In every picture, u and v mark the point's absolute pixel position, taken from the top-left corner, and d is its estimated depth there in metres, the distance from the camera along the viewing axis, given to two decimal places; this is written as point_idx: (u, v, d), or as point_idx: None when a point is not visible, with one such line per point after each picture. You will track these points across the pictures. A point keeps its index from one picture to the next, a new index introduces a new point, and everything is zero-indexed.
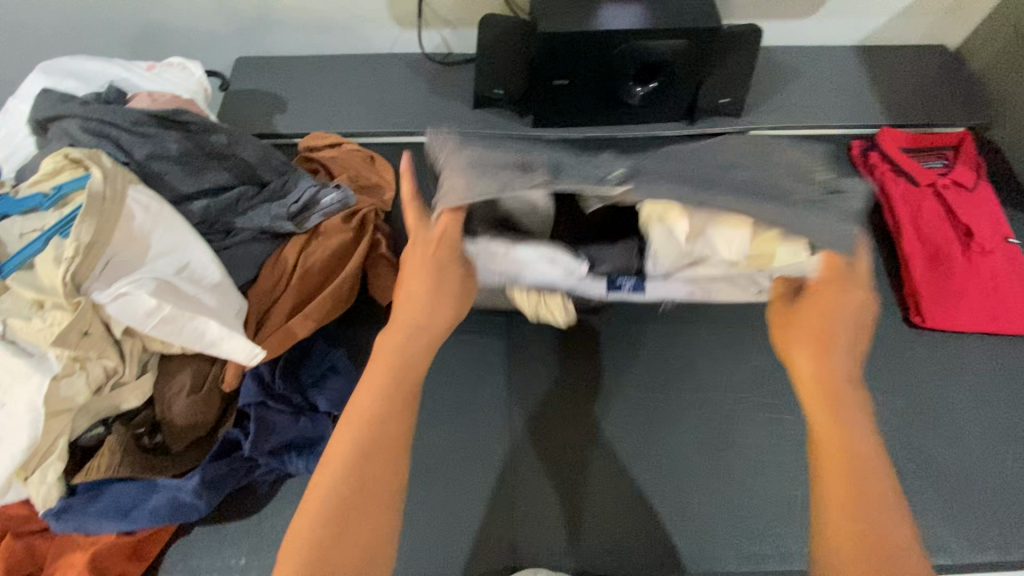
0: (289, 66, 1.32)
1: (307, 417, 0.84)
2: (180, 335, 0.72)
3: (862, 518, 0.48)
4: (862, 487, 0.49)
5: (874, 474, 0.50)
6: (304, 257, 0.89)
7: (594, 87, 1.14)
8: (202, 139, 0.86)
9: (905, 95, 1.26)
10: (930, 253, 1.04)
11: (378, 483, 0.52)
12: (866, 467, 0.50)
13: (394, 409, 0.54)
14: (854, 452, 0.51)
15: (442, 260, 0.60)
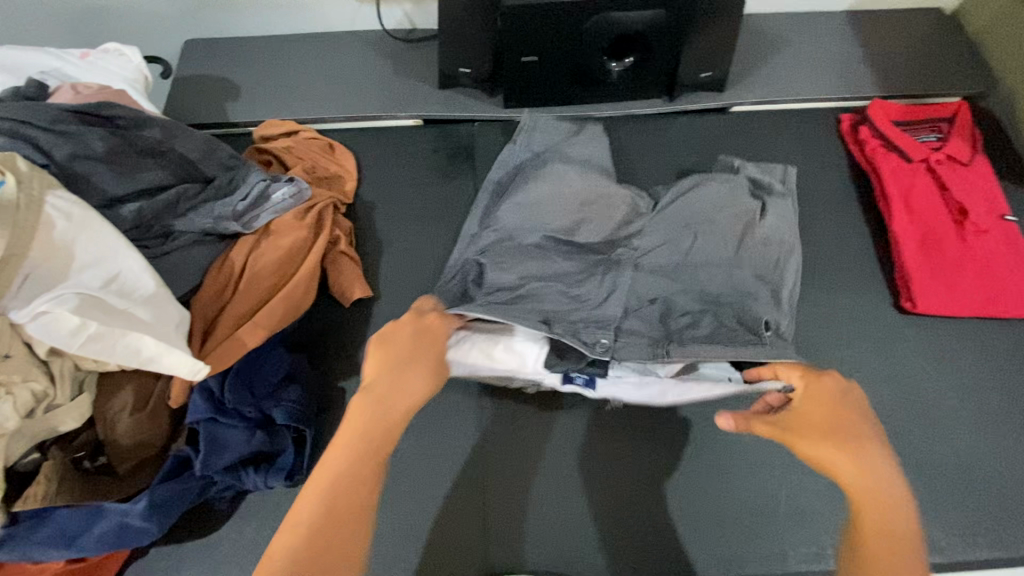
0: (241, 48, 1.23)
1: (263, 432, 0.79)
2: (113, 353, 0.66)
3: (893, 520, 0.57)
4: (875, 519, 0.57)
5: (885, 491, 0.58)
6: (253, 259, 0.83)
7: (566, 64, 1.06)
8: (134, 134, 0.80)
9: (897, 63, 1.19)
10: (921, 234, 0.99)
11: (357, 497, 0.59)
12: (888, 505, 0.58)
13: (358, 478, 0.60)
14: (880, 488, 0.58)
15: (414, 347, 0.70)
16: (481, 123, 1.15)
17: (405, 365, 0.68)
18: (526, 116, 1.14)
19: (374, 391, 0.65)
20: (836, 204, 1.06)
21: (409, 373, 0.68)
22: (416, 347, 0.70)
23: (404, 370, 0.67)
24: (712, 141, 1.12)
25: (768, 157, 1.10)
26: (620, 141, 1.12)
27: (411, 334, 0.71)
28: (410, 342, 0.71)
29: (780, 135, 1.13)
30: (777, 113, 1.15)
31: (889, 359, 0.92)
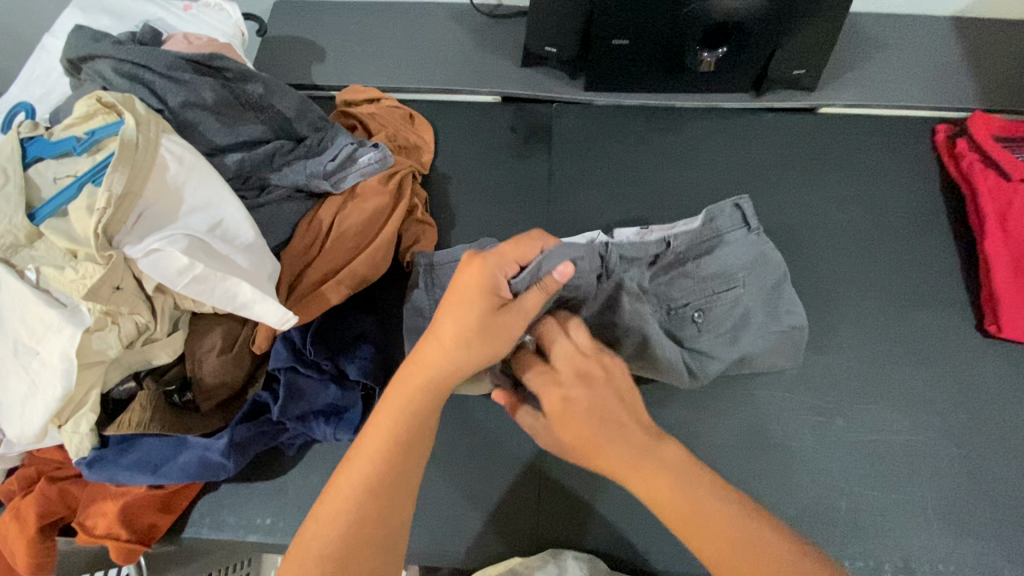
0: (329, 12, 1.25)
1: (337, 385, 0.82)
2: (212, 296, 0.69)
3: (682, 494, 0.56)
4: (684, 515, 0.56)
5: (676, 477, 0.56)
6: (339, 219, 0.85)
7: (655, 51, 1.05)
8: (238, 87, 0.82)
9: (1003, 75, 1.13)
10: (1016, 257, 0.94)
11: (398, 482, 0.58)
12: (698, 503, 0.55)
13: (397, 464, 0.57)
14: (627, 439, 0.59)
15: (468, 300, 0.58)
16: (561, 105, 1.14)
17: (474, 328, 0.58)
18: (607, 101, 1.14)
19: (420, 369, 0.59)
20: (922, 218, 1.03)
21: (476, 345, 0.58)
22: (462, 313, 0.58)
23: (458, 323, 0.58)
24: (796, 143, 1.09)
25: (853, 164, 1.07)
26: (701, 135, 1.10)
27: (460, 294, 0.59)
28: (451, 299, 0.60)
29: (868, 142, 1.09)
30: (867, 119, 1.11)
31: (964, 382, 0.90)
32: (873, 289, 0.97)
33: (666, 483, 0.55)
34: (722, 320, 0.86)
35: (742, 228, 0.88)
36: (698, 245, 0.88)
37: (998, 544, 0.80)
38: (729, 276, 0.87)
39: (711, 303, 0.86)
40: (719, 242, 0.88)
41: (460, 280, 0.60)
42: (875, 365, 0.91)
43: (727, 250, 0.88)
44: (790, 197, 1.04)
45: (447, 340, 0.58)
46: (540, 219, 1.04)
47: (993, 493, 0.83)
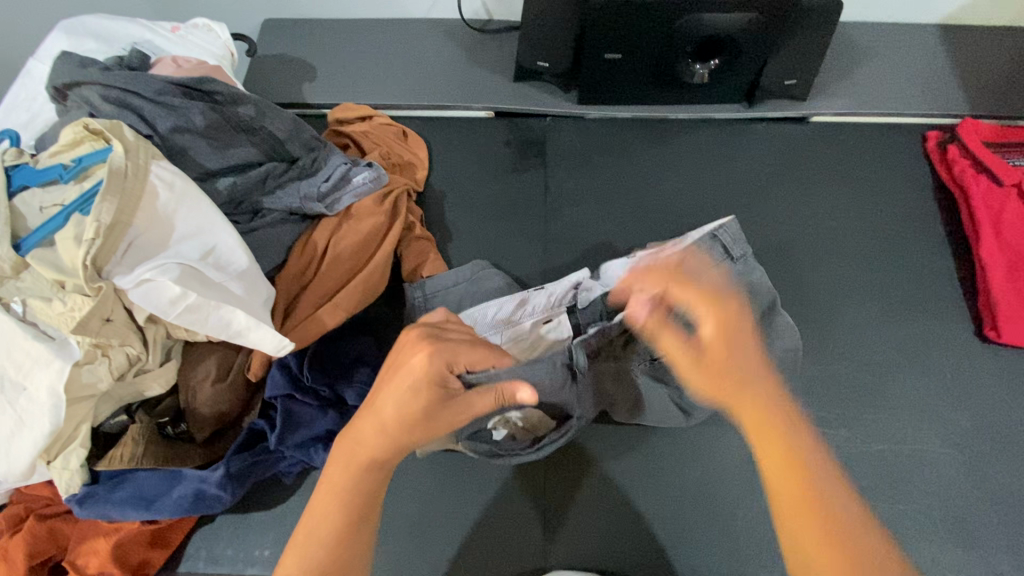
0: (319, 30, 1.24)
1: (335, 411, 0.80)
2: (206, 325, 0.68)
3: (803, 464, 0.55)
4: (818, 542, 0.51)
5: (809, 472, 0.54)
6: (334, 241, 0.84)
7: (647, 65, 1.05)
8: (229, 110, 0.81)
9: (989, 81, 1.14)
10: (1010, 262, 0.95)
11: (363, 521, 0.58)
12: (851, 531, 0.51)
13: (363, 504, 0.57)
14: (776, 418, 0.56)
15: (413, 391, 0.55)
16: (554, 119, 1.14)
17: (417, 417, 0.56)
18: (600, 115, 1.13)
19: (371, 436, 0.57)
20: (917, 224, 1.03)
21: (417, 431, 0.57)
22: (406, 398, 0.55)
23: (400, 410, 0.55)
24: (790, 152, 1.09)
25: (847, 172, 1.07)
26: (695, 147, 1.10)
27: (407, 380, 0.55)
28: (394, 376, 0.55)
29: (861, 150, 1.10)
30: (859, 127, 1.12)
31: (966, 389, 0.90)
32: (871, 298, 0.97)
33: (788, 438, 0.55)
34: None
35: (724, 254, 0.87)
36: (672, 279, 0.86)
37: (1009, 554, 0.80)
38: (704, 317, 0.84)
39: None
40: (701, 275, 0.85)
41: (407, 361, 0.55)
42: (878, 373, 0.91)
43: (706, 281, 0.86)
44: (786, 207, 1.04)
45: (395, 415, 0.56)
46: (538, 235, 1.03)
47: (1000, 501, 0.83)
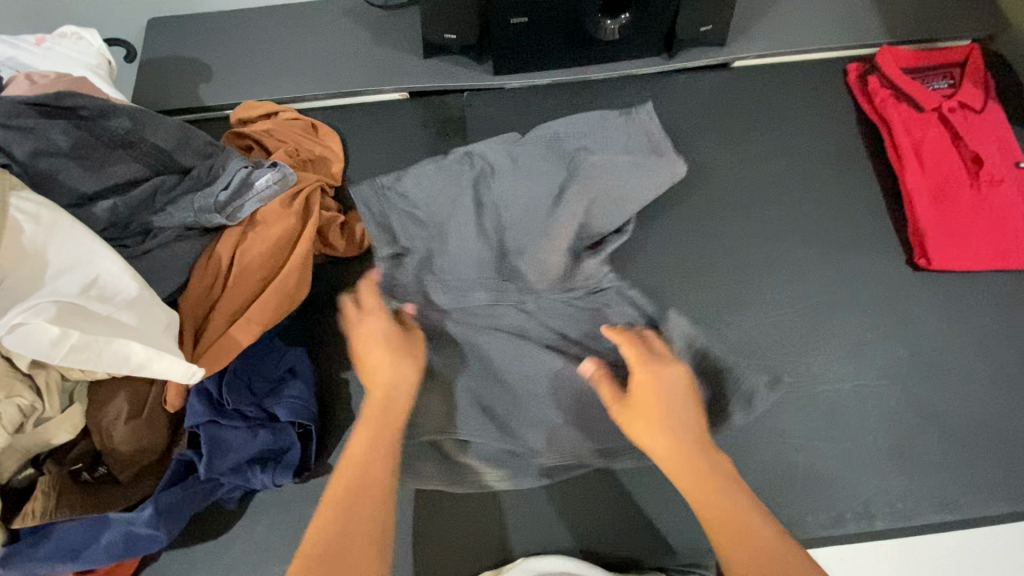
0: (209, 25, 1.15)
1: (267, 429, 0.77)
2: (99, 364, 0.63)
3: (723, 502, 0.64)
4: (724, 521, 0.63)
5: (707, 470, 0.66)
6: (240, 253, 0.79)
7: (558, 26, 1.00)
8: (100, 126, 0.75)
9: (904, 6, 1.13)
10: (935, 190, 0.95)
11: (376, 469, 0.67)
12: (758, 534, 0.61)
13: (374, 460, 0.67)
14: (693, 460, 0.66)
15: (374, 339, 0.76)
16: (470, 93, 1.08)
17: (395, 344, 0.76)
18: (519, 82, 1.08)
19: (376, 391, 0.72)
20: (844, 160, 1.02)
21: (384, 370, 0.73)
22: (382, 352, 0.75)
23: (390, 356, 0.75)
24: (713, 101, 1.07)
25: (771, 115, 1.05)
26: (619, 105, 1.07)
27: (370, 366, 0.74)
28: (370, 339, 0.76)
29: (784, 92, 1.08)
30: (779, 68, 1.10)
31: (899, 318, 0.91)
32: (805, 239, 0.96)
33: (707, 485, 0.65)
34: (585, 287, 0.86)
35: (637, 156, 0.92)
36: (583, 158, 0.90)
37: (950, 476, 0.82)
38: (600, 227, 0.89)
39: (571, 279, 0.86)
40: (604, 161, 0.89)
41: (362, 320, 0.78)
42: (816, 315, 0.91)
43: (613, 164, 0.89)
44: (713, 158, 1.02)
45: (364, 429, 0.69)
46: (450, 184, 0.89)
47: (940, 425, 0.85)
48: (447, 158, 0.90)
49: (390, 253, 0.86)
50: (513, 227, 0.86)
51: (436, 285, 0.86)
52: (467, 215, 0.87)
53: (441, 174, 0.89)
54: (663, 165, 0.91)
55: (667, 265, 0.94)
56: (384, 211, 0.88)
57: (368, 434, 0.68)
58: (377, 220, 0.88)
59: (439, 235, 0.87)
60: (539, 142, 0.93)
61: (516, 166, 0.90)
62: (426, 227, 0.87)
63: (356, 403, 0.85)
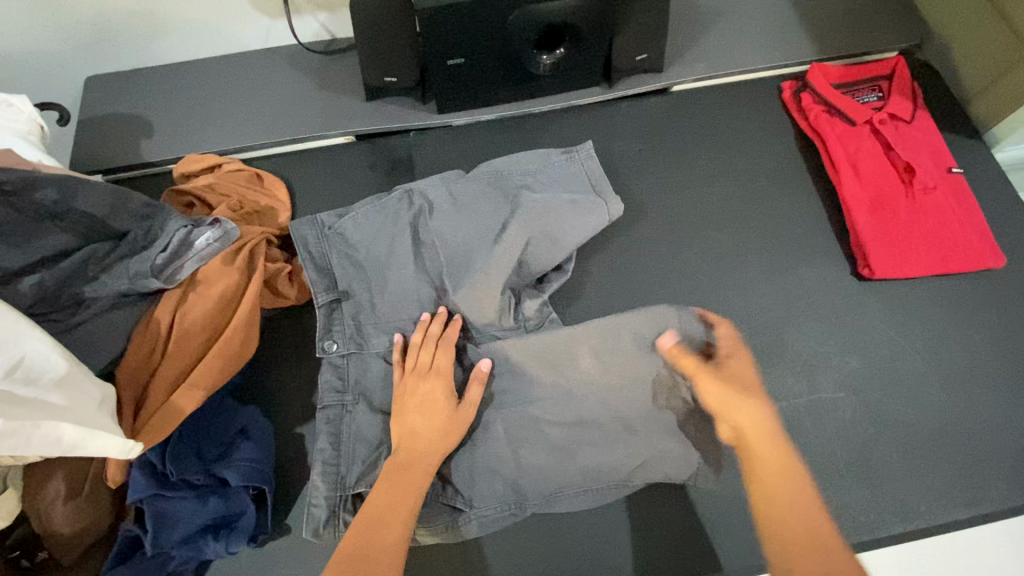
0: (149, 80, 1.14)
1: (217, 495, 0.74)
2: (28, 449, 0.60)
3: (799, 531, 0.59)
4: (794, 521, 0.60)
5: (795, 484, 0.62)
6: (180, 316, 0.77)
7: (495, 65, 1.01)
8: (24, 197, 0.72)
9: (833, 23, 1.17)
10: (872, 201, 0.98)
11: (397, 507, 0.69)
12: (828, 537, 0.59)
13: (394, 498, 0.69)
14: (778, 466, 0.62)
15: (424, 398, 0.77)
16: (416, 133, 1.09)
17: (433, 406, 0.76)
18: (464, 120, 1.09)
19: (404, 440, 0.75)
20: (785, 176, 1.04)
21: (428, 431, 0.75)
22: (434, 415, 0.76)
23: (426, 415, 0.76)
24: (655, 127, 1.09)
25: (713, 136, 1.08)
26: (563, 137, 1.08)
27: (416, 430, 0.75)
28: (414, 394, 0.78)
29: (723, 113, 1.10)
30: (717, 90, 1.13)
31: (850, 329, 0.92)
32: (753, 256, 0.98)
33: (791, 507, 0.60)
34: (525, 324, 0.89)
35: (576, 195, 0.92)
36: (523, 198, 0.91)
37: (909, 484, 0.83)
38: (534, 267, 0.89)
39: (510, 316, 0.88)
40: (544, 201, 0.90)
41: (433, 371, 0.79)
42: (770, 331, 0.92)
43: (554, 201, 0.90)
44: (659, 182, 1.04)
45: (386, 484, 0.70)
46: (390, 225, 0.90)
47: (895, 434, 0.86)
48: (387, 197, 0.92)
49: (327, 297, 0.86)
50: (448, 264, 0.87)
51: (375, 324, 0.87)
52: (406, 256, 0.88)
53: (379, 214, 0.91)
54: (599, 205, 0.91)
55: (619, 292, 0.95)
56: (325, 252, 0.89)
57: (387, 496, 0.69)
58: (318, 264, 0.88)
59: (378, 277, 0.89)
60: (481, 178, 0.93)
61: (453, 205, 0.91)
62: (365, 271, 0.89)
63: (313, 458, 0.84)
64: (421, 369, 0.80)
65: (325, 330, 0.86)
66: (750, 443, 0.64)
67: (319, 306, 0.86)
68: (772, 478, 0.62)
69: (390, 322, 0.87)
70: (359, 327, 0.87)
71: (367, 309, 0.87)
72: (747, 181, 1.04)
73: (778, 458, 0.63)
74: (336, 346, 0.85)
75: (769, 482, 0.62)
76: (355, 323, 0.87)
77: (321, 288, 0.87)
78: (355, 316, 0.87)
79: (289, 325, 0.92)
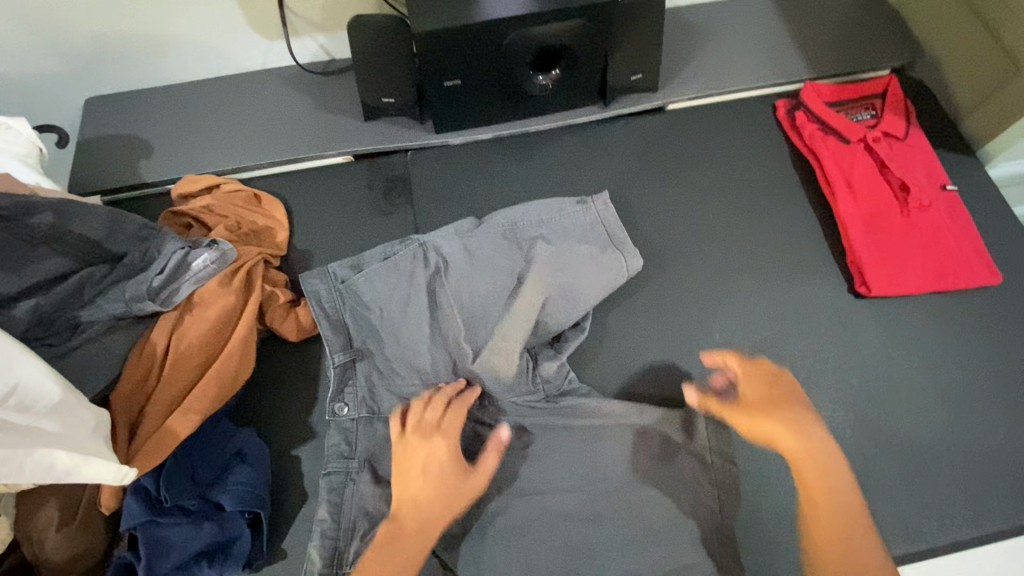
0: (149, 102, 1.15)
1: (213, 520, 0.73)
2: (21, 476, 0.60)
3: (849, 530, 0.69)
4: (835, 534, 0.69)
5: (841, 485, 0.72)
6: (176, 339, 0.77)
7: (491, 86, 1.02)
8: (22, 223, 0.73)
9: (825, 42, 1.18)
10: (867, 218, 0.98)
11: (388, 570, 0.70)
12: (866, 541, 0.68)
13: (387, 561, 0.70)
14: (832, 474, 0.72)
15: (428, 465, 0.76)
16: (414, 153, 1.10)
17: (441, 476, 0.76)
18: (461, 139, 1.10)
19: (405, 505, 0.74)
20: (781, 193, 1.05)
21: (432, 500, 0.74)
22: (443, 475, 0.76)
23: (430, 485, 0.75)
24: (651, 145, 1.09)
25: (708, 154, 1.09)
26: (560, 155, 1.09)
27: (422, 486, 0.75)
28: (417, 460, 0.77)
29: (719, 131, 1.11)
30: (712, 108, 1.14)
31: (848, 347, 0.92)
32: (750, 274, 0.98)
33: (846, 507, 0.70)
34: (545, 387, 0.87)
35: (594, 247, 0.90)
36: (539, 250, 0.90)
37: (910, 503, 0.82)
38: (551, 321, 0.88)
39: (529, 381, 0.86)
40: (559, 254, 0.89)
41: (438, 434, 0.78)
42: (768, 349, 0.92)
43: (566, 254, 0.89)
44: (655, 200, 1.04)
45: (381, 549, 0.72)
46: (404, 284, 0.89)
47: (895, 452, 0.85)
48: (401, 252, 0.91)
49: (343, 356, 0.87)
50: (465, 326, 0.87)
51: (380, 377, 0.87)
52: (420, 314, 0.88)
53: (393, 271, 0.90)
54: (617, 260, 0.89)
55: (616, 311, 0.95)
56: (337, 308, 0.89)
57: (395, 550, 0.71)
58: (332, 324, 0.88)
59: (394, 337, 0.88)
60: (496, 231, 0.92)
61: (466, 258, 0.90)
62: (379, 334, 0.88)
63: (309, 481, 0.83)
64: (427, 433, 0.79)
65: (337, 395, 0.85)
66: (807, 454, 0.73)
67: (334, 369, 0.86)
68: (823, 482, 0.72)
69: (404, 386, 0.87)
70: (372, 391, 0.87)
71: (381, 373, 0.87)
72: (743, 199, 1.04)
73: (825, 468, 0.72)
74: (348, 410, 0.85)
75: (820, 486, 0.71)
76: (368, 387, 0.87)
77: (337, 351, 0.87)
78: (369, 380, 0.87)
79: (286, 346, 0.92)
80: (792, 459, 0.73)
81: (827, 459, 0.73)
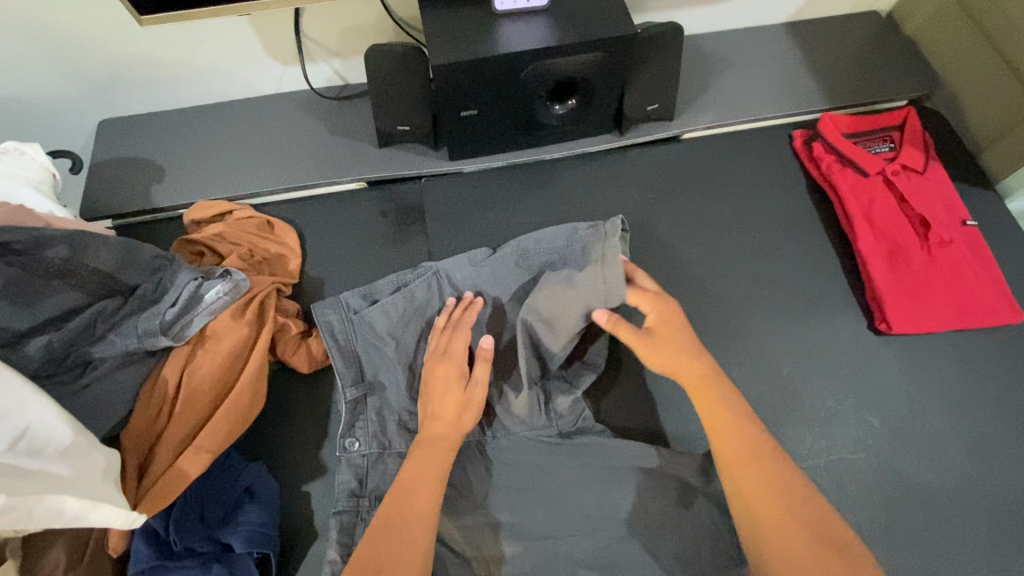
0: (162, 125, 1.15)
1: (222, 562, 0.72)
2: (30, 523, 0.58)
3: (775, 510, 0.64)
4: (762, 495, 0.65)
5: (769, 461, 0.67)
6: (188, 374, 0.76)
7: (507, 115, 1.02)
8: (34, 257, 0.72)
9: (842, 72, 1.17)
10: (887, 254, 0.97)
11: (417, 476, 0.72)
12: (799, 502, 0.65)
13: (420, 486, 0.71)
14: (752, 453, 0.68)
15: (446, 389, 0.80)
16: (428, 179, 1.09)
17: (453, 385, 0.79)
18: (475, 166, 1.09)
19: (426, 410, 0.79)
20: (798, 226, 1.04)
21: (445, 399, 0.78)
22: (450, 402, 0.78)
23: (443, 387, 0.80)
24: (667, 175, 1.08)
25: (725, 185, 1.08)
26: (575, 184, 1.08)
27: (437, 416, 0.78)
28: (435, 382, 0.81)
29: (735, 161, 1.10)
30: (728, 138, 1.13)
31: (868, 386, 0.91)
32: (768, 309, 0.96)
33: (771, 487, 0.66)
34: (560, 423, 0.85)
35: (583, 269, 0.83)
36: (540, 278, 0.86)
37: (934, 550, 0.80)
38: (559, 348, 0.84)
39: (545, 417, 0.85)
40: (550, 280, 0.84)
41: (451, 355, 0.82)
42: (787, 387, 0.90)
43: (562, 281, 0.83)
44: (671, 231, 1.03)
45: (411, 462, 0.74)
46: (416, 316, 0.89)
47: (918, 496, 0.83)
48: (413, 280, 0.90)
49: (354, 391, 0.85)
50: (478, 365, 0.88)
51: (394, 413, 0.85)
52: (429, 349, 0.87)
53: (405, 301, 0.89)
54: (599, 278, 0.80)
55: None
56: (349, 337, 0.88)
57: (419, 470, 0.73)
58: (343, 354, 0.87)
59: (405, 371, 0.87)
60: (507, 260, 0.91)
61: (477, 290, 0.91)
62: (392, 367, 0.87)
63: (319, 520, 0.81)
64: (440, 349, 0.83)
65: (346, 429, 0.84)
66: (722, 430, 0.70)
67: (344, 403, 0.85)
68: (739, 460, 0.68)
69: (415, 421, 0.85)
70: (384, 425, 0.85)
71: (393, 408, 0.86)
72: (760, 231, 1.03)
73: (748, 446, 0.68)
74: (359, 446, 0.83)
75: (737, 466, 0.68)
76: (380, 421, 0.85)
77: (347, 382, 0.85)
78: (381, 414, 0.85)
79: (297, 378, 0.90)
80: (715, 437, 0.70)
81: (742, 435, 0.69)
